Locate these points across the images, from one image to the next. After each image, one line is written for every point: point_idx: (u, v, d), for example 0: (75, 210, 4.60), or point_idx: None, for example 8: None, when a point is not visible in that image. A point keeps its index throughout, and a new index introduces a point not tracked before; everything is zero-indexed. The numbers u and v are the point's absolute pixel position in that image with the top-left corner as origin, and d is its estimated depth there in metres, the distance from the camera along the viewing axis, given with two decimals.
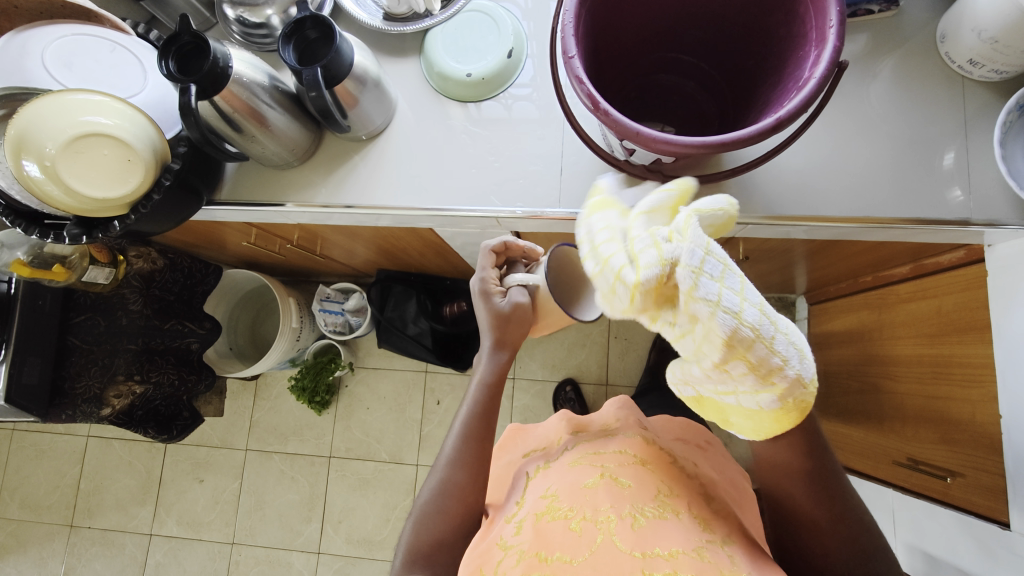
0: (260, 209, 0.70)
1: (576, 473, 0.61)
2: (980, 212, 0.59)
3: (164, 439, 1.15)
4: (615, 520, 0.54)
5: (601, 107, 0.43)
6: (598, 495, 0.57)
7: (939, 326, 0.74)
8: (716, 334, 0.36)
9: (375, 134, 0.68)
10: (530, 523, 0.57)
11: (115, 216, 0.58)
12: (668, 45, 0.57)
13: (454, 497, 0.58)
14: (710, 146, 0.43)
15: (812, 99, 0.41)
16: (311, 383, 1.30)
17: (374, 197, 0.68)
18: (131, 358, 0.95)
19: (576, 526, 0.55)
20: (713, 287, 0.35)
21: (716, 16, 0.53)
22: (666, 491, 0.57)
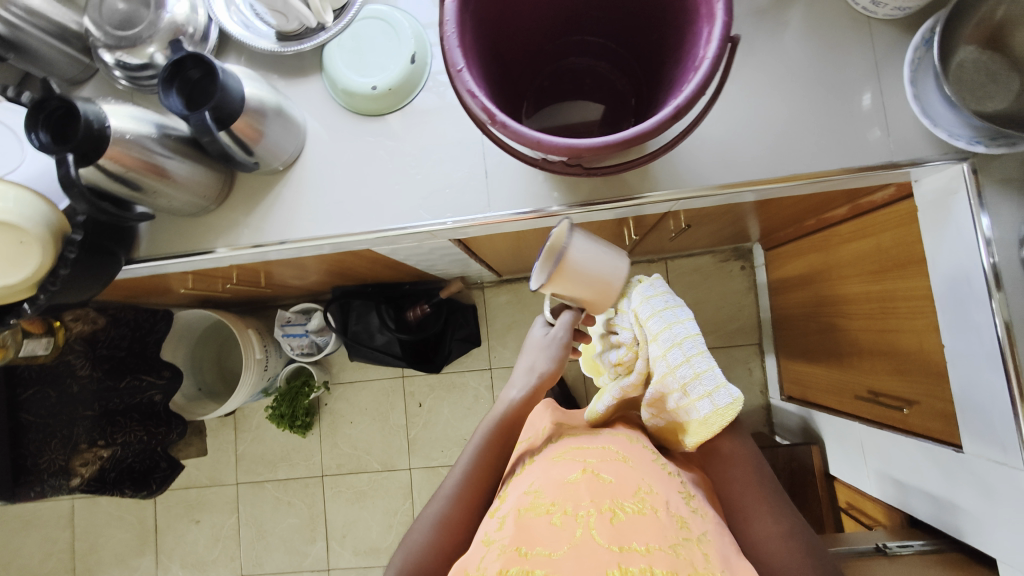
0: (188, 259, 0.67)
1: (560, 467, 0.61)
2: (901, 153, 0.58)
3: (145, 497, 1.09)
4: (594, 515, 0.55)
5: (499, 118, 0.41)
6: (581, 489, 0.58)
7: (881, 262, 0.76)
8: (690, 380, 0.61)
9: (290, 162, 0.65)
10: (512, 518, 0.56)
11: (25, 299, 0.54)
12: (573, 27, 0.56)
13: (447, 531, 0.61)
14: (615, 145, 0.42)
15: (708, 82, 0.40)
16: (288, 410, 1.27)
17: (303, 229, 0.66)
18: (90, 425, 0.94)
19: (558, 520, 0.55)
20: (693, 349, 0.62)
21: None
22: (646, 488, 0.59)
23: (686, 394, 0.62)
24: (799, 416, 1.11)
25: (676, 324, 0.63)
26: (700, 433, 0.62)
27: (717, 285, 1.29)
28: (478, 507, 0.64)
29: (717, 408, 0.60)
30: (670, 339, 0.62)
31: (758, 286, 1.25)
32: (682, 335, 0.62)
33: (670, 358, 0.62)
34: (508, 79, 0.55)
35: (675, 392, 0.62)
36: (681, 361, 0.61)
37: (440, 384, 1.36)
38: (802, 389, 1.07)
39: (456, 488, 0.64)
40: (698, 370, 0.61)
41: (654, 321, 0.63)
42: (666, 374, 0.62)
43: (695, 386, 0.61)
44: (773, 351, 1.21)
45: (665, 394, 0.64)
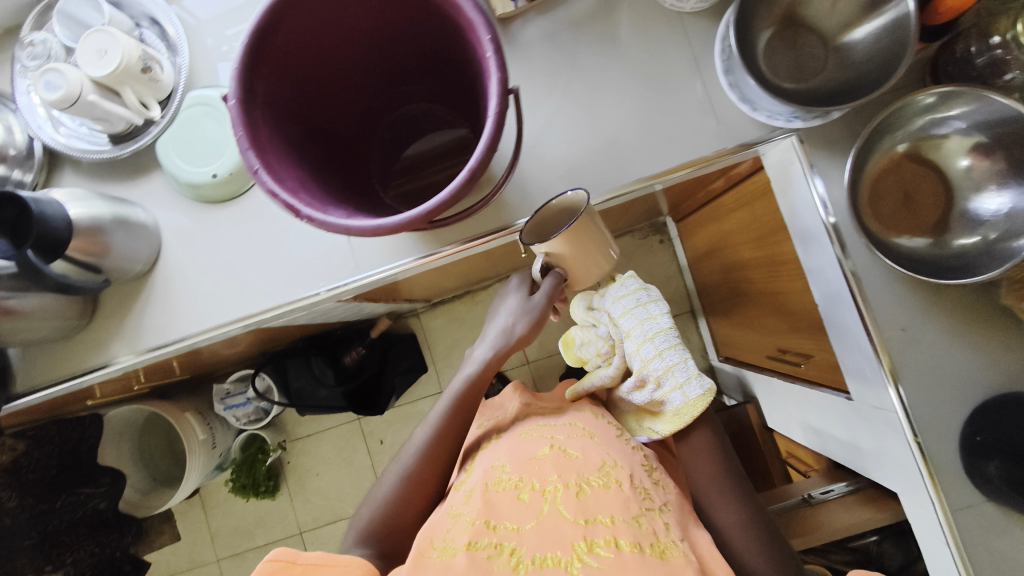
0: (93, 376, 0.65)
1: (526, 444, 0.63)
2: (732, 139, 0.60)
3: None
4: (560, 490, 0.57)
5: (300, 211, 0.42)
6: (546, 465, 0.60)
7: (759, 229, 0.79)
8: (664, 374, 0.66)
9: (150, 262, 0.64)
10: (478, 492, 0.58)
11: None
12: (394, 82, 0.57)
13: (414, 488, 0.62)
14: (418, 219, 0.42)
15: (496, 138, 0.41)
16: (249, 479, 1.26)
17: (192, 323, 0.65)
18: (32, 552, 0.95)
19: (524, 495, 0.57)
20: (666, 342, 0.66)
21: (414, 53, 0.52)
22: (611, 462, 0.62)
23: (659, 387, 0.67)
24: (736, 375, 1.14)
25: (648, 319, 0.67)
26: (673, 422, 0.68)
27: (641, 264, 1.31)
28: (445, 462, 0.65)
29: (688, 400, 0.66)
30: (642, 334, 0.66)
31: (679, 256, 1.28)
32: (658, 327, 0.67)
33: (641, 351, 0.66)
34: (337, 138, 0.55)
35: (650, 385, 0.68)
36: (654, 355, 0.66)
37: (396, 417, 1.36)
38: (732, 350, 1.11)
39: (424, 444, 0.64)
40: (672, 362, 0.66)
41: (626, 318, 0.67)
42: (640, 365, 0.67)
43: (668, 377, 0.66)
44: (704, 316, 1.25)
45: (642, 386, 0.69)
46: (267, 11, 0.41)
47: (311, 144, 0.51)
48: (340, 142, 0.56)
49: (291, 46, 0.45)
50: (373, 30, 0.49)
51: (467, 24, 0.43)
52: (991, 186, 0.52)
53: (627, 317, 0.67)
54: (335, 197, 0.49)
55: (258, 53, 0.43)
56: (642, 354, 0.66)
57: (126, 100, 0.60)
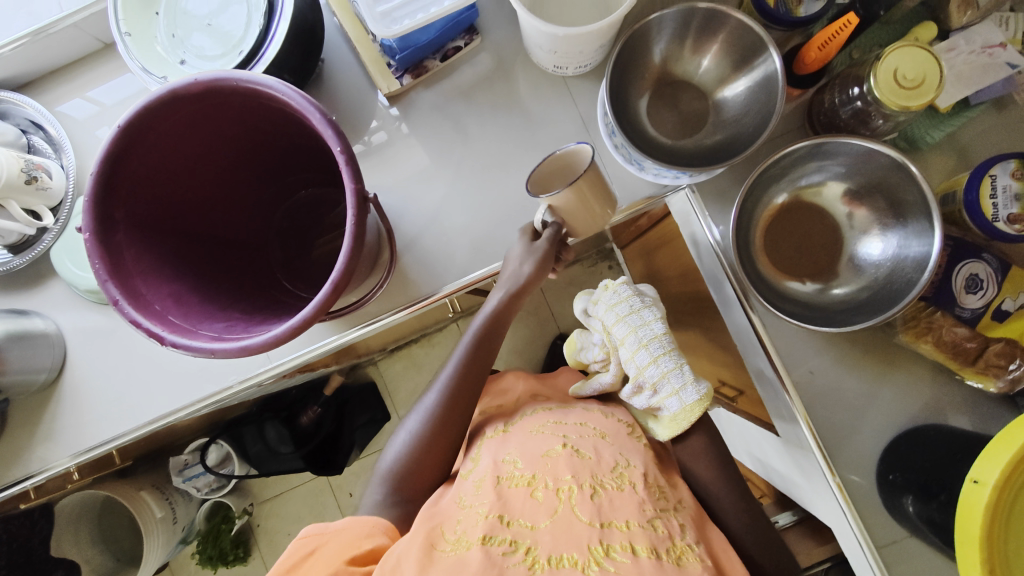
0: (6, 493, 0.63)
1: (537, 440, 0.59)
2: (626, 197, 0.60)
3: None
4: (574, 491, 0.53)
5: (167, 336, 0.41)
6: (560, 463, 0.56)
7: (681, 268, 0.79)
8: (657, 380, 0.61)
9: (57, 371, 0.63)
10: (490, 485, 0.55)
11: None
12: (283, 170, 0.58)
13: (425, 457, 0.59)
14: (288, 335, 0.41)
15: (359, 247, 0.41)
16: (216, 550, 1.25)
17: (105, 430, 0.63)
18: None
19: (537, 493, 0.53)
20: (658, 348, 0.61)
21: (293, 144, 0.53)
22: (624, 462, 0.58)
23: (657, 395, 0.62)
24: None
25: (640, 323, 0.62)
26: (671, 427, 0.63)
27: None
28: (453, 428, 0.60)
29: (685, 405, 0.61)
30: (636, 341, 0.61)
31: None
32: (652, 331, 0.62)
33: (635, 356, 0.62)
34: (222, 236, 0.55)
35: (644, 394, 0.63)
36: (648, 362, 0.61)
37: (363, 469, 1.34)
38: None
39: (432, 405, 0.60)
40: (666, 369, 0.60)
41: (620, 326, 0.63)
42: (631, 366, 0.62)
43: (663, 384, 0.61)
44: None
45: (635, 393, 0.64)
46: (112, 142, 0.41)
47: (191, 252, 0.50)
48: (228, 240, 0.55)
49: (152, 161, 0.45)
50: (235, 131, 0.48)
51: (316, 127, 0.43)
52: (874, 231, 0.54)
53: (615, 320, 0.64)
54: (219, 304, 0.49)
55: (110, 183, 0.42)
56: (635, 360, 0.62)
57: (13, 213, 0.58)
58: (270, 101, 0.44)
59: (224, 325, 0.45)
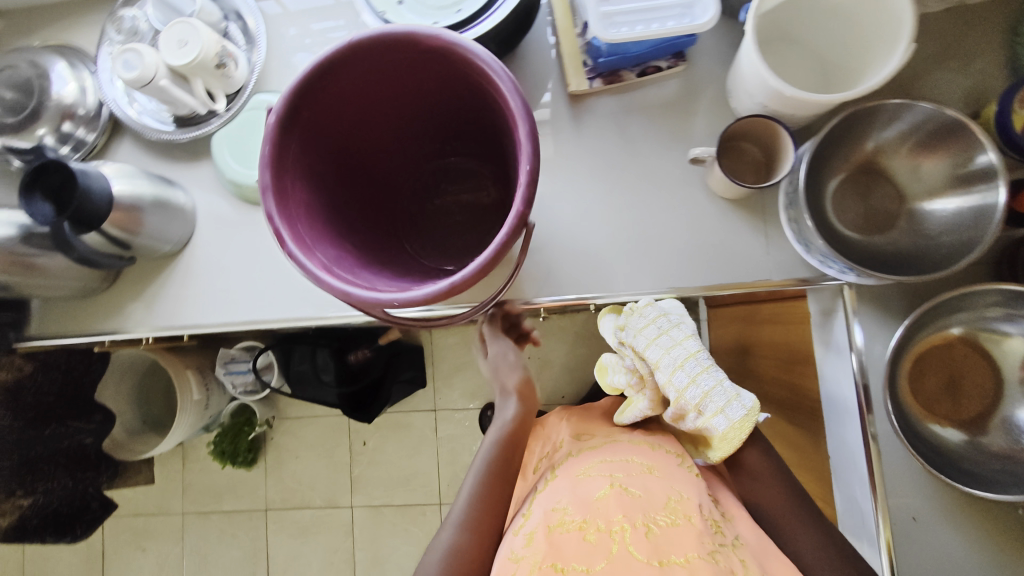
0: (94, 339, 0.67)
1: (587, 484, 0.62)
2: (780, 272, 0.58)
3: (69, 540, 1.11)
4: (628, 530, 0.56)
5: (294, 254, 0.40)
6: (610, 505, 0.58)
7: (788, 354, 0.76)
8: (700, 402, 0.54)
9: (179, 246, 0.65)
10: (541, 534, 0.57)
11: None
12: (441, 139, 0.59)
13: (464, 564, 0.53)
14: (431, 298, 0.39)
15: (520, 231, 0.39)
16: (230, 446, 1.29)
17: (201, 315, 0.66)
18: (9, 473, 0.96)
19: (591, 536, 0.56)
20: (694, 368, 0.55)
21: (465, 116, 0.53)
22: (676, 495, 0.58)
23: (703, 418, 0.54)
24: None
25: (676, 341, 0.56)
26: (726, 448, 0.55)
27: None
28: (491, 538, 0.56)
29: (734, 423, 0.53)
30: (672, 362, 0.55)
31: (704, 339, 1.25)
32: (686, 349, 0.56)
33: (673, 375, 0.55)
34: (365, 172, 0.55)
35: (688, 417, 0.56)
36: (687, 383, 0.54)
37: (386, 423, 1.36)
38: None
39: (465, 514, 0.56)
40: (707, 387, 0.54)
41: (652, 350, 0.56)
42: (667, 391, 0.56)
43: (708, 404, 0.54)
44: None
45: (677, 416, 0.57)
46: (330, 53, 0.41)
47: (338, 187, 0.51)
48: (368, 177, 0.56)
49: (343, 93, 0.45)
50: (421, 87, 0.49)
51: (510, 112, 0.41)
52: None
53: (642, 342, 0.57)
54: (342, 236, 0.48)
55: (306, 95, 0.42)
56: (671, 381, 0.55)
57: (194, 90, 0.61)
58: (479, 75, 0.43)
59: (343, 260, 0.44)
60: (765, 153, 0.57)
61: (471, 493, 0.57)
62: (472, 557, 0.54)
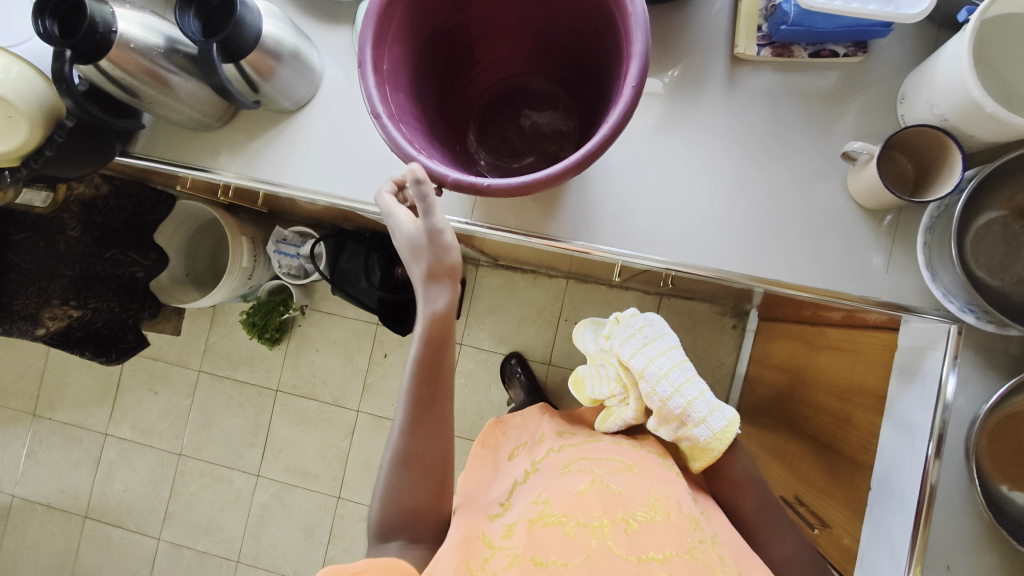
0: (193, 174, 0.67)
1: (567, 480, 0.65)
2: (889, 293, 0.57)
3: (102, 361, 1.12)
4: (609, 526, 0.59)
5: (373, 97, 0.42)
6: (590, 499, 0.61)
7: (850, 381, 0.75)
8: (683, 408, 0.65)
9: (300, 105, 0.65)
10: (523, 528, 0.60)
11: (30, 157, 0.59)
12: (535, 62, 0.59)
13: (413, 465, 0.54)
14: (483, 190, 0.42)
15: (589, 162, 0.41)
16: (260, 321, 1.32)
17: (301, 179, 0.66)
18: (67, 283, 0.96)
19: (571, 531, 0.59)
20: (678, 379, 0.66)
21: (572, 43, 0.53)
22: (657, 493, 0.62)
23: (686, 425, 0.66)
24: None
25: (665, 355, 0.67)
26: (704, 454, 0.67)
27: (704, 336, 1.27)
28: (439, 434, 0.55)
29: (715, 431, 0.66)
30: (657, 372, 0.66)
31: (743, 350, 1.24)
32: (671, 360, 0.67)
33: (663, 386, 0.65)
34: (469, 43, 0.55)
35: (675, 422, 0.67)
36: (674, 391, 0.65)
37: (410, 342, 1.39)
38: None
39: (405, 419, 0.54)
40: (689, 397, 0.65)
41: (637, 358, 0.67)
42: (656, 399, 0.66)
43: (692, 410, 0.65)
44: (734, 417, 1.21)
45: (664, 421, 0.67)
46: None
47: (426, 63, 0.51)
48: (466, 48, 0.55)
49: None
50: None
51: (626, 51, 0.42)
52: None
53: (634, 356, 0.67)
54: (412, 81, 0.49)
55: None
56: (662, 391, 0.65)
57: None
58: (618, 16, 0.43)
59: (399, 101, 0.46)
60: (918, 169, 0.55)
61: (406, 396, 0.54)
62: (420, 460, 0.54)
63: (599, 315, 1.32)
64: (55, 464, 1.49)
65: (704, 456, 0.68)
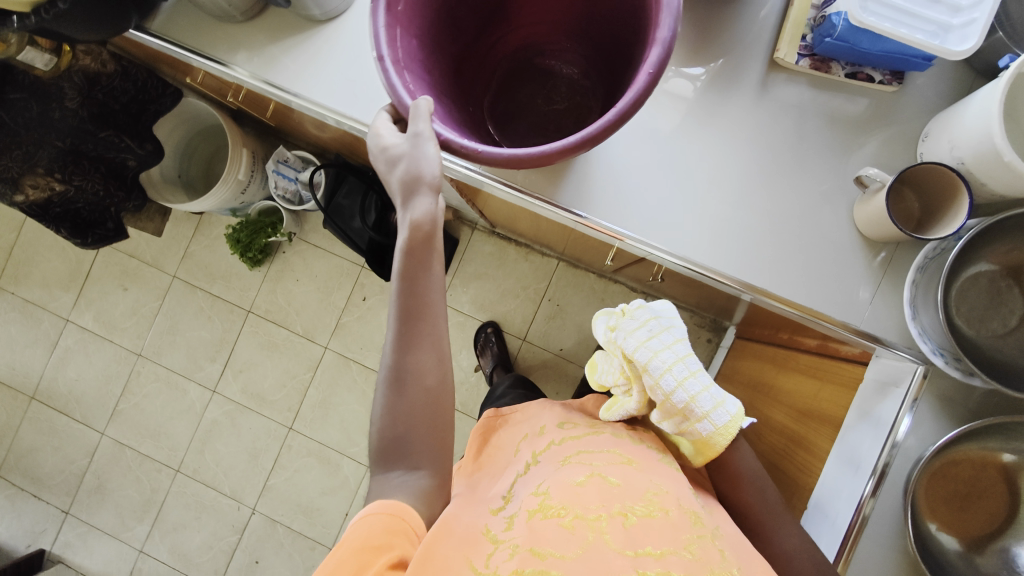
0: (206, 65, 0.65)
1: (566, 471, 0.60)
2: (869, 324, 0.59)
3: (77, 243, 1.09)
4: (606, 520, 0.54)
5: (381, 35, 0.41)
6: (588, 491, 0.57)
7: (809, 407, 0.76)
8: (687, 403, 0.61)
9: (330, 17, 0.63)
10: (524, 520, 0.56)
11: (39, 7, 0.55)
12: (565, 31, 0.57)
13: (406, 387, 0.53)
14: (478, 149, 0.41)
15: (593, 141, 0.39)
16: (245, 239, 1.30)
17: (315, 93, 0.64)
18: (55, 155, 0.92)
19: (570, 524, 0.54)
20: (684, 372, 0.61)
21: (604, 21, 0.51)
22: (655, 489, 0.58)
23: (690, 422, 0.62)
24: None
25: (673, 347, 0.63)
26: (707, 450, 0.63)
27: None
28: (429, 351, 0.53)
29: (722, 426, 0.62)
30: (663, 365, 0.61)
31: (713, 363, 1.26)
32: (678, 353, 0.63)
33: (667, 379, 0.61)
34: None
35: (679, 417, 0.62)
36: (680, 385, 0.61)
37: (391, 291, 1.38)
38: None
39: (394, 343, 0.53)
40: (695, 390, 0.61)
41: (641, 351, 0.63)
42: (660, 392, 0.62)
43: (697, 405, 0.61)
44: None
45: (666, 414, 0.63)
46: None
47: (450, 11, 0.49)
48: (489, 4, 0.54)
49: None
50: None
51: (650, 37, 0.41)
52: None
53: (641, 347, 0.63)
54: (430, 25, 0.48)
55: None
56: (666, 385, 0.61)
57: None
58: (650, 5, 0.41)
59: (414, 45, 0.45)
60: (923, 208, 0.56)
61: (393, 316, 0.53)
62: (415, 378, 0.53)
63: (583, 303, 1.32)
64: (10, 339, 1.46)
65: (706, 452, 0.63)
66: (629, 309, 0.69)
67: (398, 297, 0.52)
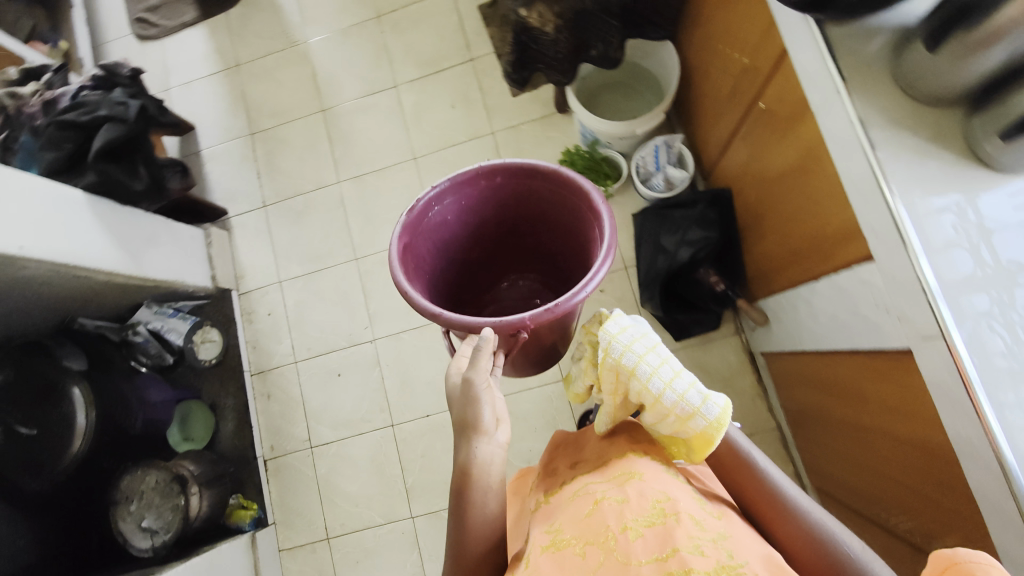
0: (844, 102, 0.63)
1: (576, 506, 0.62)
2: None
3: (506, 74, 1.11)
4: (614, 540, 0.54)
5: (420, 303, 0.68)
6: (597, 517, 0.57)
7: None
8: (679, 401, 0.62)
9: (995, 167, 0.58)
10: (541, 555, 0.57)
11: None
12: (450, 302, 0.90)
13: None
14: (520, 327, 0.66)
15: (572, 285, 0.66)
16: (576, 164, 1.30)
17: (909, 206, 0.59)
18: (570, 7, 0.94)
19: (582, 552, 0.55)
20: (667, 376, 0.63)
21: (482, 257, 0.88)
22: (660, 497, 0.57)
23: (684, 421, 0.63)
24: None
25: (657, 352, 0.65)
26: (700, 446, 0.63)
27: None
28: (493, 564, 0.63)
29: (716, 423, 0.62)
30: (652, 372, 0.63)
31: None
32: (661, 356, 0.65)
33: (651, 376, 0.63)
34: (532, 213, 0.86)
35: (673, 422, 0.63)
36: (668, 388, 0.62)
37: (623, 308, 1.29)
38: None
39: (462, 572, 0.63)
40: (686, 394, 0.62)
41: (627, 356, 0.64)
42: (648, 394, 0.63)
43: (688, 403, 0.62)
44: None
45: (656, 415, 0.64)
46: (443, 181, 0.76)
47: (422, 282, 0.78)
48: (502, 237, 0.93)
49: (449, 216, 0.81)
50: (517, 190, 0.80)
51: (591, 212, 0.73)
52: None
53: (621, 348, 0.65)
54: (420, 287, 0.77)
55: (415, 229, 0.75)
56: (651, 382, 0.63)
57: None
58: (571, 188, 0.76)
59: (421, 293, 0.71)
60: None
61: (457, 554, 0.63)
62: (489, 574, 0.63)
63: None
64: (347, 58, 1.55)
65: (699, 450, 0.64)
66: (603, 312, 0.70)
67: (455, 536, 0.63)
